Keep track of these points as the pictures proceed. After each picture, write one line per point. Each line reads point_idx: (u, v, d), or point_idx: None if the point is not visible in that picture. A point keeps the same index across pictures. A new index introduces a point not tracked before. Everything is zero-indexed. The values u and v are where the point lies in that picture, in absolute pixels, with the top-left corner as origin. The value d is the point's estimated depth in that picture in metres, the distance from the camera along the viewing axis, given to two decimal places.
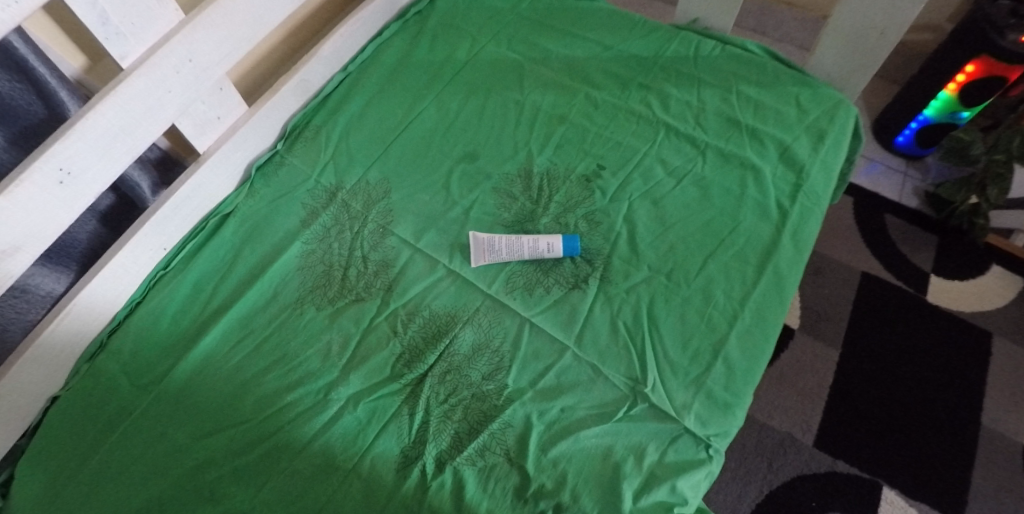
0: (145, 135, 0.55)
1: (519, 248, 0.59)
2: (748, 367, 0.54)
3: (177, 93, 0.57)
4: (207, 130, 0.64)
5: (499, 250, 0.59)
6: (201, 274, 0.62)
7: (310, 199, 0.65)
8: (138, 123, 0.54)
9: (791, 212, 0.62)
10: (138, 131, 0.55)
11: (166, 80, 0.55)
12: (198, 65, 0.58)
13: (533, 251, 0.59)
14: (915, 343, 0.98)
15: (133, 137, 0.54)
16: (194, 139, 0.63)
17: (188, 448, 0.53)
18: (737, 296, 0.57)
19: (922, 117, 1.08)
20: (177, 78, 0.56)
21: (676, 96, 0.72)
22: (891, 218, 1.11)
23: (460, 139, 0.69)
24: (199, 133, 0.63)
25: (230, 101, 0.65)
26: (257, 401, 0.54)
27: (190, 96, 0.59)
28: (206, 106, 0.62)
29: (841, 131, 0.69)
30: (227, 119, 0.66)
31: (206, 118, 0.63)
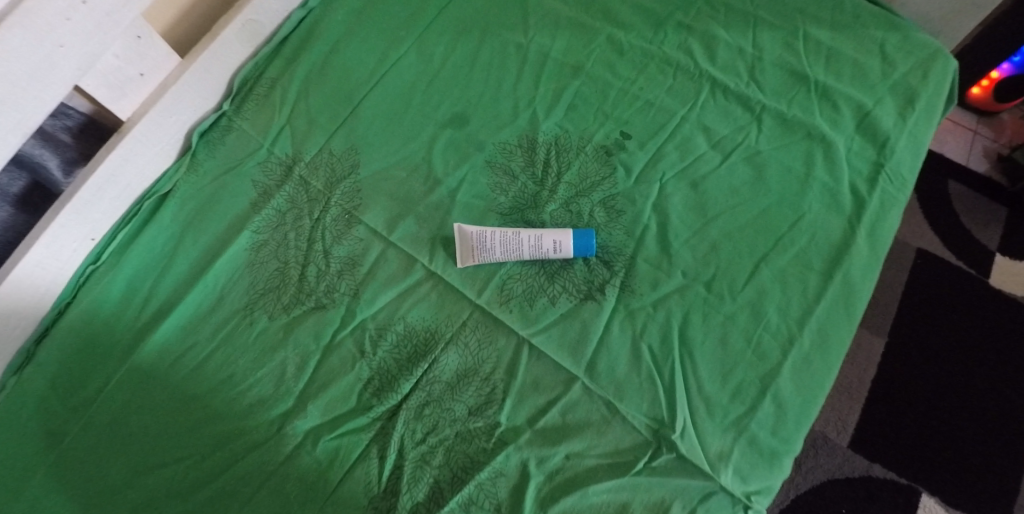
0: (37, 107, 0.41)
1: (517, 245, 0.46)
2: (801, 405, 0.43)
3: (73, 47, 0.42)
4: (128, 90, 0.50)
5: (492, 247, 0.46)
6: (137, 270, 0.50)
7: (260, 174, 0.52)
8: (24, 92, 0.40)
9: (870, 202, 0.48)
10: (27, 103, 0.40)
11: (55, 29, 0.40)
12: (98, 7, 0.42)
13: (534, 251, 0.46)
14: (970, 329, 0.86)
15: (20, 111, 0.40)
16: (112, 103, 0.49)
17: (125, 487, 0.43)
18: (795, 313, 0.45)
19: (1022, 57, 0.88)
20: (71, 27, 0.41)
21: (725, 40, 0.56)
22: (955, 185, 0.96)
23: (447, 96, 0.54)
24: (118, 95, 0.50)
25: (156, 52, 0.51)
26: (205, 431, 0.44)
27: (94, 50, 0.43)
28: (120, 60, 0.48)
29: (938, 91, 0.53)
30: (152, 76, 0.51)
31: (123, 76, 0.49)
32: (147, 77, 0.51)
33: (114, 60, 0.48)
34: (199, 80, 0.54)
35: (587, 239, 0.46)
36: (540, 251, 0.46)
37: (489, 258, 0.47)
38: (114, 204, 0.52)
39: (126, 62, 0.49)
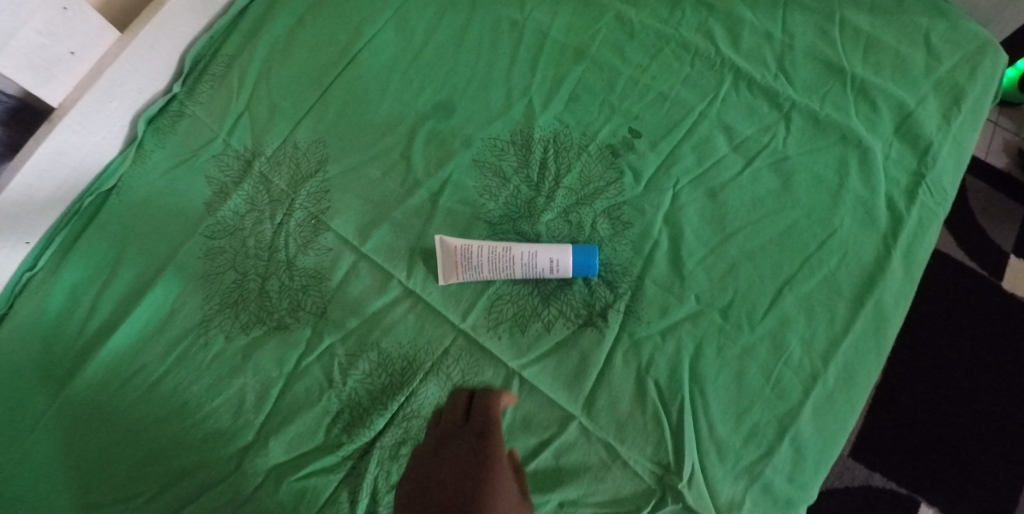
0: None
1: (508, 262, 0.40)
2: (821, 450, 0.39)
3: None
4: (58, 72, 0.43)
5: (479, 264, 0.40)
6: (78, 279, 0.44)
7: (215, 169, 0.45)
8: None
9: (908, 219, 0.43)
10: None
11: None
12: None
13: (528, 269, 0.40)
14: (983, 332, 0.82)
15: None
16: (40, 88, 0.42)
17: None
18: (820, 346, 0.40)
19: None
20: None
21: (750, 22, 0.49)
22: (972, 180, 0.90)
23: (431, 81, 0.47)
24: (46, 78, 0.42)
25: (90, 26, 0.43)
26: (157, 469, 0.39)
27: None
28: (44, 37, 0.40)
29: (988, 91, 0.47)
30: (87, 54, 0.44)
31: (49, 55, 0.41)
32: (79, 56, 0.43)
33: (37, 37, 0.40)
34: (143, 58, 0.46)
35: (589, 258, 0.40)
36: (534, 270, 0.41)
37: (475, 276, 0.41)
38: (50, 202, 0.45)
39: (52, 39, 0.41)
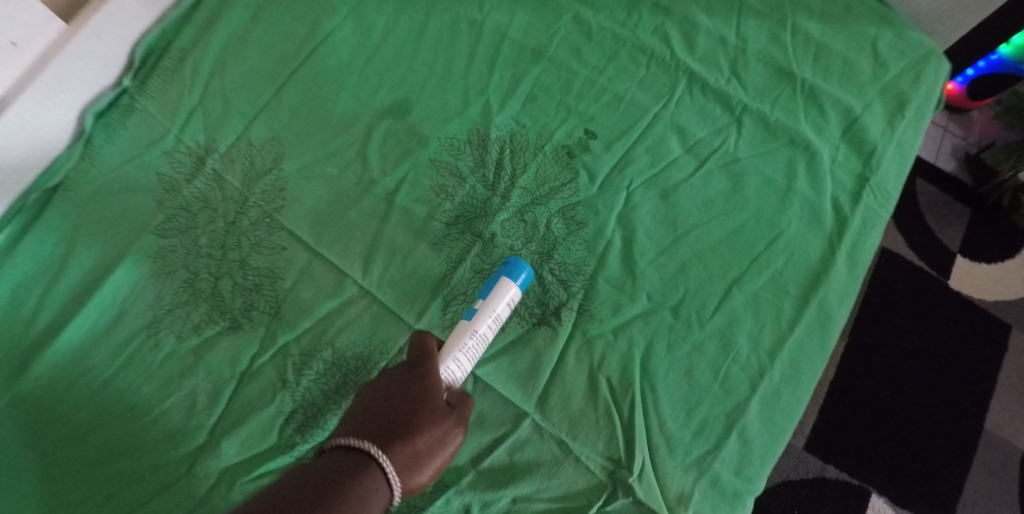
0: None
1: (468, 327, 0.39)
2: (767, 444, 0.40)
3: None
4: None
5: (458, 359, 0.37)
6: (22, 278, 0.43)
7: (166, 166, 0.44)
8: None
9: (852, 220, 0.44)
10: None
11: None
12: None
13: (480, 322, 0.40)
14: (928, 329, 0.87)
15: None
16: None
17: None
18: (766, 342, 0.41)
19: (992, 58, 0.85)
20: None
21: (706, 26, 0.51)
22: (922, 185, 0.95)
23: (388, 78, 0.47)
24: None
25: (33, 14, 0.41)
26: (105, 472, 0.38)
27: None
28: None
29: (928, 98, 0.49)
30: (30, 45, 0.42)
31: None
32: (21, 47, 0.42)
33: None
34: (90, 50, 0.45)
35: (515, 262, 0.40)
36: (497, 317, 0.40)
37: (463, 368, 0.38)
38: None
39: None
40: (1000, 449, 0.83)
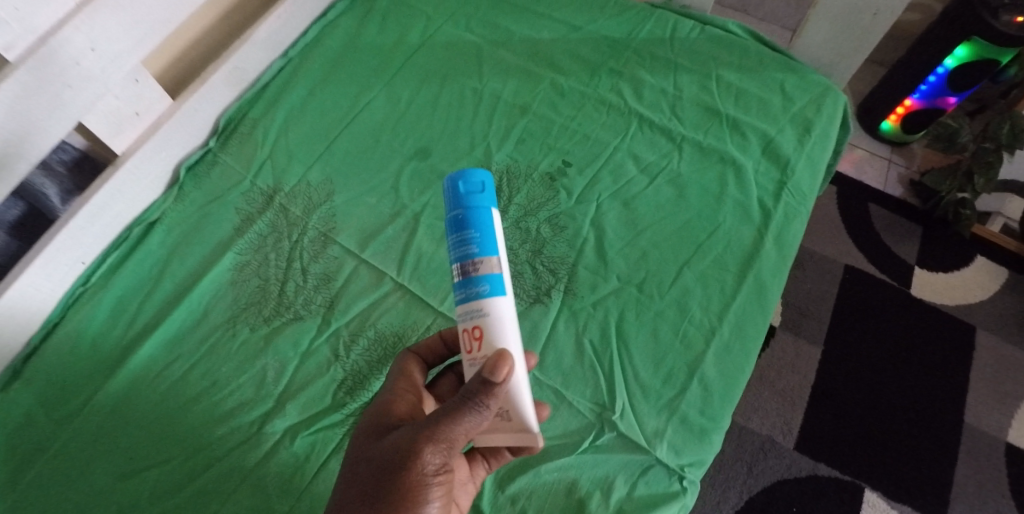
0: (43, 136, 0.49)
1: (464, 285, 0.33)
2: (726, 388, 0.49)
3: (80, 87, 0.50)
4: (124, 128, 0.57)
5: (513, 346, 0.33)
6: (124, 291, 0.55)
7: (244, 203, 0.58)
8: (33, 124, 0.47)
9: (776, 212, 0.57)
10: (34, 133, 0.48)
11: (66, 72, 0.48)
12: (104, 54, 0.50)
13: (456, 274, 0.34)
14: (897, 334, 0.96)
15: (26, 141, 0.47)
16: (109, 139, 0.56)
17: (110, 490, 0.45)
18: (715, 308, 0.52)
19: (925, 87, 1.03)
20: (79, 70, 0.49)
21: (650, 82, 0.66)
22: (876, 209, 1.08)
23: (411, 133, 0.62)
24: (115, 131, 0.56)
25: (151, 94, 0.58)
26: (191, 431, 0.48)
27: (97, 91, 0.51)
28: (120, 101, 0.55)
29: (829, 122, 0.63)
30: (147, 116, 0.58)
31: (120, 115, 0.56)
32: (142, 116, 0.58)
33: (115, 102, 0.55)
34: (189, 119, 0.60)
35: (485, 181, 0.37)
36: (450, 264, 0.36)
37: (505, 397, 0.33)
38: (105, 231, 0.57)
39: (125, 103, 0.56)
40: (982, 441, 0.88)
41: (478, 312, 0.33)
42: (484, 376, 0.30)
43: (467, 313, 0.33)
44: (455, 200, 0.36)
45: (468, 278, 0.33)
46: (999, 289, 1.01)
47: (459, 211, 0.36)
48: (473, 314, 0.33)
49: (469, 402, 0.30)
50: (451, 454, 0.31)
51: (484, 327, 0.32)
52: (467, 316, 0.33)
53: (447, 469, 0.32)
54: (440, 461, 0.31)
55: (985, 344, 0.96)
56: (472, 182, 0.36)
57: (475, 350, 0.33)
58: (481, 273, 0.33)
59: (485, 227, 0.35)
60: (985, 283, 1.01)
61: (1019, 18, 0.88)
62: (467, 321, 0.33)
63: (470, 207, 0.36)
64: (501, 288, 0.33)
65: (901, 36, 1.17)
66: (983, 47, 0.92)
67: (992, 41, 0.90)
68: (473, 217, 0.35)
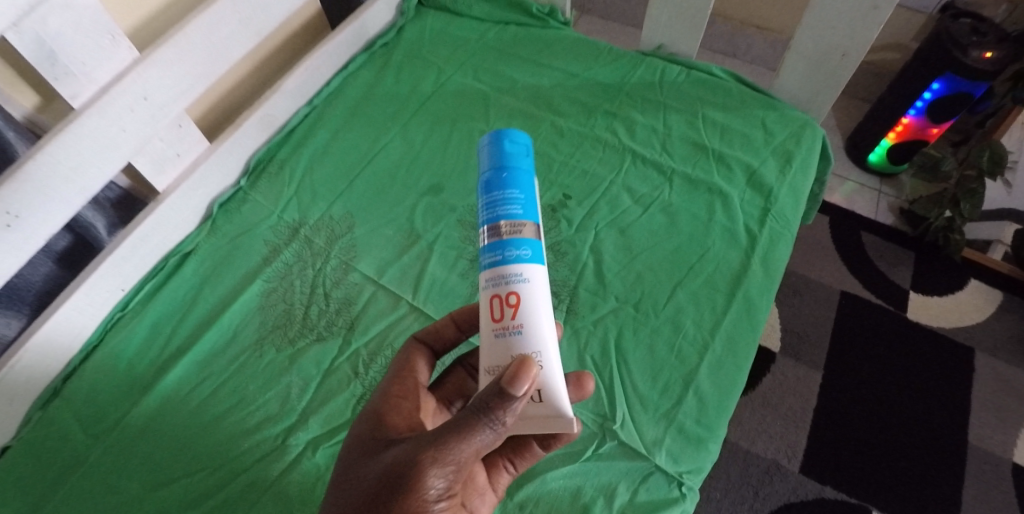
0: (98, 174, 0.55)
1: (496, 239, 0.32)
2: (720, 399, 0.52)
3: (131, 131, 0.56)
4: (166, 168, 0.63)
5: (543, 316, 0.32)
6: (159, 317, 0.60)
7: (272, 236, 0.64)
8: (90, 162, 0.54)
9: (761, 236, 0.61)
10: (91, 171, 0.54)
11: (122, 118, 0.55)
12: (154, 102, 0.57)
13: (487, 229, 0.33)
14: (896, 356, 0.98)
15: (85, 177, 0.54)
16: (153, 177, 0.62)
17: (141, 499, 0.49)
18: (707, 324, 0.56)
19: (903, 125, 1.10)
20: (132, 116, 0.56)
21: (642, 122, 0.72)
22: (868, 236, 1.12)
23: (424, 172, 0.68)
24: (158, 171, 0.62)
25: (190, 137, 0.64)
26: (219, 443, 0.51)
27: (146, 134, 0.58)
28: (165, 143, 0.61)
29: (809, 154, 0.68)
30: (186, 156, 0.65)
31: (164, 155, 0.62)
32: (182, 157, 0.64)
33: (160, 144, 0.61)
34: (223, 161, 0.67)
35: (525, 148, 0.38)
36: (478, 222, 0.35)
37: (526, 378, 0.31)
38: (144, 262, 0.62)
39: (168, 145, 0.62)
40: (988, 462, 0.89)
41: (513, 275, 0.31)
42: (499, 389, 0.29)
43: (500, 271, 0.32)
44: (495, 158, 0.36)
45: (502, 233, 0.32)
46: (994, 312, 1.03)
47: (500, 169, 0.35)
48: (505, 277, 0.31)
49: (480, 409, 0.30)
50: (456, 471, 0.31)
51: (518, 292, 0.31)
52: (497, 280, 0.32)
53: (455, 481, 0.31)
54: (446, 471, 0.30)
55: (985, 366, 0.98)
56: (514, 145, 0.37)
57: (505, 318, 0.31)
58: (517, 229, 0.32)
59: (525, 189, 0.35)
60: (980, 305, 1.04)
61: (987, 53, 0.93)
62: (497, 284, 0.32)
63: (511, 166, 0.35)
64: (536, 251, 0.32)
65: (882, 75, 1.25)
66: (957, 81, 0.98)
67: (965, 77, 0.96)
68: (515, 177, 0.35)
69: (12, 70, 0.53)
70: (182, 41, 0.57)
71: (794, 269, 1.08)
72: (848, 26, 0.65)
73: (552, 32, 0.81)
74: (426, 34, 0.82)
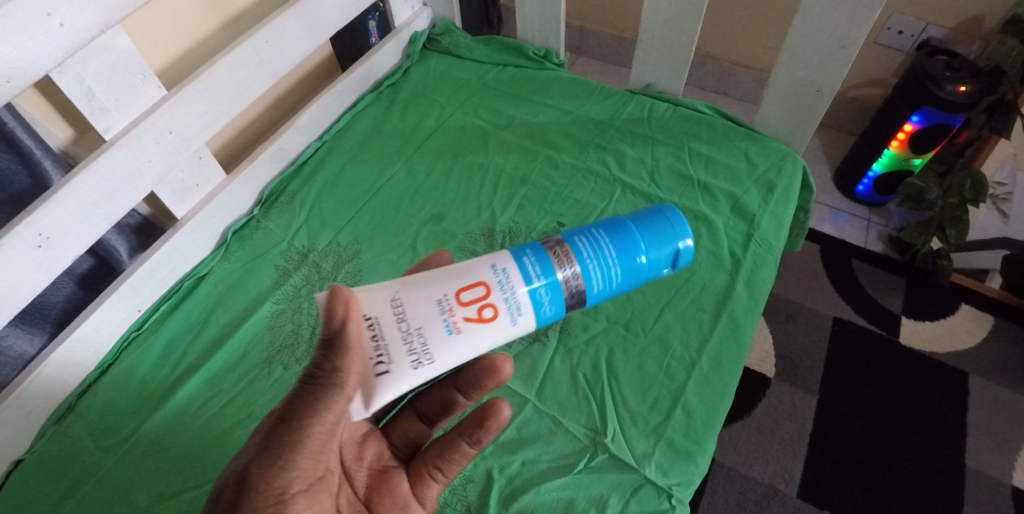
0: (124, 201, 0.59)
1: (568, 249, 0.41)
2: (707, 414, 0.54)
3: (156, 162, 0.61)
4: (187, 197, 0.68)
5: (466, 345, 0.38)
6: (172, 336, 0.63)
7: (282, 261, 0.68)
8: (118, 190, 0.58)
9: (745, 259, 0.65)
10: (118, 198, 0.59)
11: (147, 150, 0.60)
12: (179, 136, 0.62)
13: (580, 240, 0.42)
14: (890, 381, 0.99)
15: (111, 204, 0.58)
16: (173, 206, 0.66)
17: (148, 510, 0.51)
18: (694, 343, 0.59)
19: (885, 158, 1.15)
20: (158, 148, 0.61)
21: (631, 154, 0.76)
22: (858, 264, 1.15)
23: (427, 202, 0.73)
24: (179, 200, 0.67)
25: (209, 169, 0.69)
26: (225, 456, 0.54)
27: (169, 165, 0.63)
28: (185, 174, 0.66)
29: (790, 182, 0.72)
30: (205, 187, 0.69)
31: (184, 186, 0.67)
32: (201, 188, 0.69)
33: (182, 175, 0.66)
34: (238, 191, 0.72)
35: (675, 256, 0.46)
36: (586, 227, 0.44)
37: (396, 349, 0.36)
38: (160, 284, 0.66)
39: (189, 176, 0.67)
40: (985, 487, 0.90)
41: (512, 302, 0.39)
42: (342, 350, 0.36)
43: (522, 282, 0.39)
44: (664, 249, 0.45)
45: (576, 258, 0.41)
46: (986, 337, 1.05)
47: (648, 234, 0.44)
48: (506, 293, 0.38)
49: (314, 371, 0.36)
50: (315, 436, 0.35)
51: (494, 315, 0.38)
52: (504, 285, 0.39)
53: (307, 453, 0.35)
54: (294, 441, 0.35)
55: (980, 390, 0.99)
56: (676, 247, 0.46)
57: (463, 306, 0.38)
58: (583, 274, 0.41)
59: (631, 271, 0.44)
60: (972, 330, 1.06)
61: (962, 87, 0.97)
62: (499, 283, 0.39)
63: (651, 247, 0.44)
64: (533, 319, 0.40)
65: (866, 110, 1.30)
66: (935, 114, 1.02)
67: (944, 109, 1.01)
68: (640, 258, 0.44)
69: (47, 102, 0.58)
70: (207, 81, 0.63)
71: (786, 296, 1.11)
72: (821, 65, 0.70)
73: (547, 73, 0.87)
74: (430, 76, 0.88)
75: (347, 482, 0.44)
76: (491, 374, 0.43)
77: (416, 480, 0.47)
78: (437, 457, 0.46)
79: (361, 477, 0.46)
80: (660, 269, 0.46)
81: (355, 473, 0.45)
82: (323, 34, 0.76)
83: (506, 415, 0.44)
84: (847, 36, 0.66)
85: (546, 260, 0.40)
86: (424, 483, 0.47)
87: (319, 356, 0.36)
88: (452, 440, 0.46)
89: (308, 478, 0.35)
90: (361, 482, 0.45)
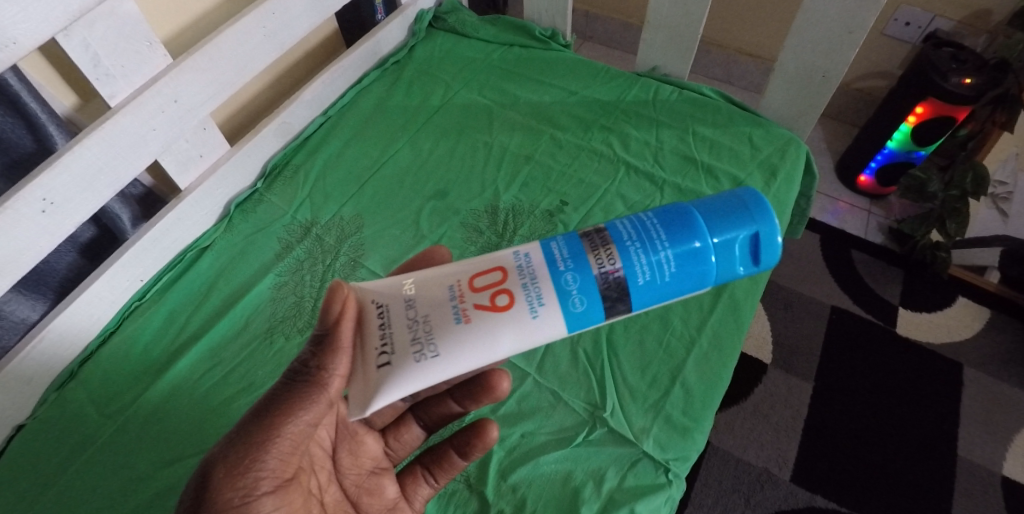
0: (128, 169, 0.59)
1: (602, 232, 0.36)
2: (706, 391, 0.55)
3: (161, 130, 0.61)
4: (190, 167, 0.67)
5: (476, 334, 0.34)
6: (175, 307, 0.63)
7: (285, 234, 0.68)
8: (121, 158, 0.58)
9: None
10: (122, 166, 0.58)
11: (152, 118, 0.59)
12: (184, 105, 0.62)
13: (622, 221, 0.37)
14: (885, 370, 1.00)
15: (115, 171, 0.58)
16: (176, 176, 0.66)
17: (149, 476, 0.52)
18: (694, 322, 0.59)
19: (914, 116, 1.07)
20: (163, 116, 0.60)
21: (635, 135, 0.76)
22: (857, 254, 1.15)
23: (430, 179, 0.73)
24: (182, 169, 0.67)
25: (213, 140, 0.69)
26: (227, 424, 0.55)
27: (174, 135, 0.62)
28: (189, 144, 0.66)
29: (794, 167, 0.72)
30: (208, 157, 0.69)
31: (187, 155, 0.67)
32: (204, 157, 0.68)
33: (185, 144, 0.65)
34: (241, 163, 0.71)
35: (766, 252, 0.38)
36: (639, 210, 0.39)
37: (401, 338, 0.35)
38: (162, 255, 0.66)
39: (192, 146, 0.66)
40: (975, 476, 0.91)
41: (533, 289, 0.35)
42: (329, 352, 0.37)
43: (546, 266, 0.35)
44: (746, 230, 0.37)
45: (613, 239, 0.36)
46: (981, 329, 1.06)
47: (717, 220, 0.37)
48: (526, 278, 0.35)
49: (301, 368, 0.38)
50: (289, 432, 0.37)
51: (509, 302, 0.35)
52: (524, 269, 0.36)
53: (276, 454, 0.37)
54: (265, 440, 0.36)
55: (974, 381, 1.00)
56: (755, 238, 0.37)
57: (475, 293, 0.36)
58: (617, 255, 0.35)
59: (685, 262, 0.36)
60: (967, 322, 1.06)
61: (966, 80, 0.97)
62: (519, 267, 0.36)
63: (720, 237, 0.37)
64: (559, 310, 0.35)
65: (870, 102, 1.30)
66: (939, 106, 1.01)
67: (948, 102, 1.00)
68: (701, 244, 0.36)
69: (51, 67, 0.57)
70: (213, 50, 0.62)
71: (785, 285, 1.11)
72: (828, 49, 0.70)
73: (553, 53, 0.86)
74: (436, 53, 0.87)
75: (335, 480, 0.46)
76: (488, 389, 0.46)
77: (406, 481, 0.50)
78: (432, 463, 0.50)
79: (351, 476, 0.48)
80: (733, 270, 0.38)
81: (347, 472, 0.47)
82: (328, 8, 0.75)
83: (493, 436, 0.47)
84: (855, 21, 0.66)
85: (578, 244, 0.36)
86: (416, 484, 0.50)
87: (308, 353, 0.38)
88: (444, 450, 0.49)
89: (277, 478, 0.37)
90: (349, 480, 0.47)
